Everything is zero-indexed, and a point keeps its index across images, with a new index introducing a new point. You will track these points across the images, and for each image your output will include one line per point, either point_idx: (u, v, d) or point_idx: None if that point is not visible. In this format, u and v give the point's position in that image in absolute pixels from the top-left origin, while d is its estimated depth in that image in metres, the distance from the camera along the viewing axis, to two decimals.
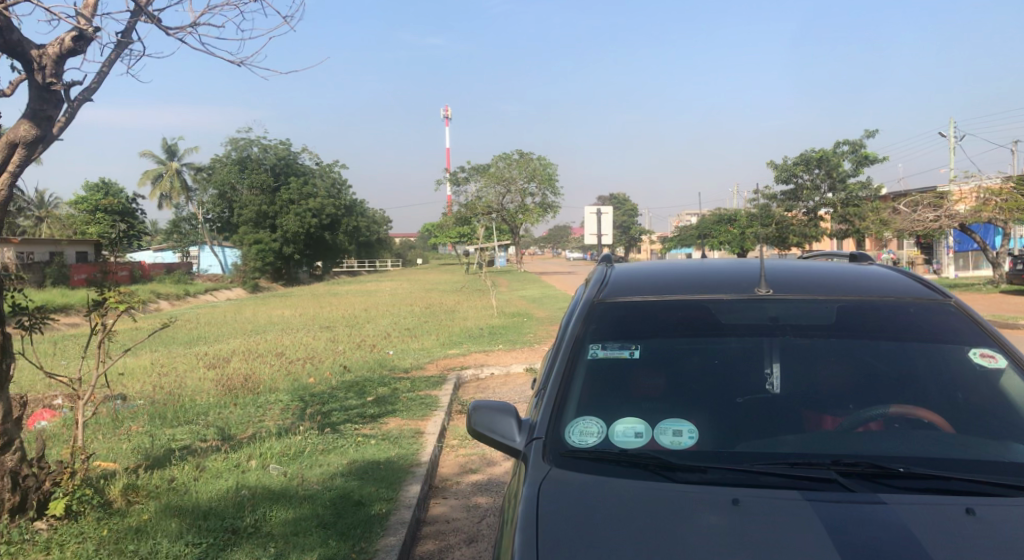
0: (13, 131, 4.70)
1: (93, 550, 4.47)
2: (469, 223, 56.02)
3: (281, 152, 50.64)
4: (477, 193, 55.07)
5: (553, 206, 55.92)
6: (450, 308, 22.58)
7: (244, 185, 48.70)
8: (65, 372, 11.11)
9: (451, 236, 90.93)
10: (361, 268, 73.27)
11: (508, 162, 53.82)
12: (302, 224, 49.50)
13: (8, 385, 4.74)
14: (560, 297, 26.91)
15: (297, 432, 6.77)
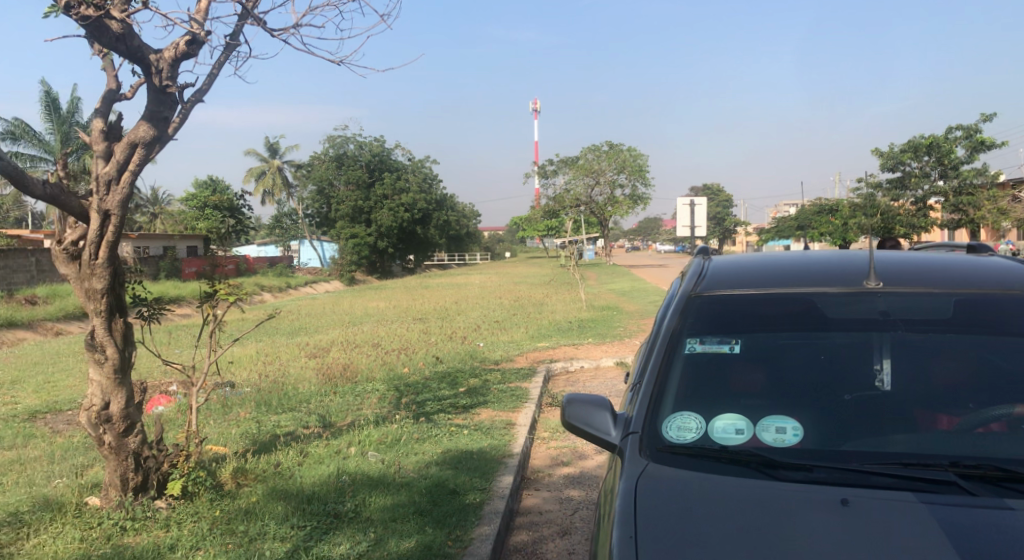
0: (133, 132, 5.00)
1: (207, 530, 4.76)
2: (558, 215, 55.95)
3: (376, 148, 51.68)
4: (567, 185, 54.74)
5: (646, 198, 55.04)
6: (540, 302, 22.53)
7: (341, 181, 50.34)
8: (179, 360, 11.79)
9: (540, 230, 91.45)
10: (452, 262, 74.58)
11: (598, 153, 53.19)
12: (396, 218, 50.54)
13: (131, 372, 5.08)
14: (650, 291, 26.47)
15: (393, 421, 6.93)
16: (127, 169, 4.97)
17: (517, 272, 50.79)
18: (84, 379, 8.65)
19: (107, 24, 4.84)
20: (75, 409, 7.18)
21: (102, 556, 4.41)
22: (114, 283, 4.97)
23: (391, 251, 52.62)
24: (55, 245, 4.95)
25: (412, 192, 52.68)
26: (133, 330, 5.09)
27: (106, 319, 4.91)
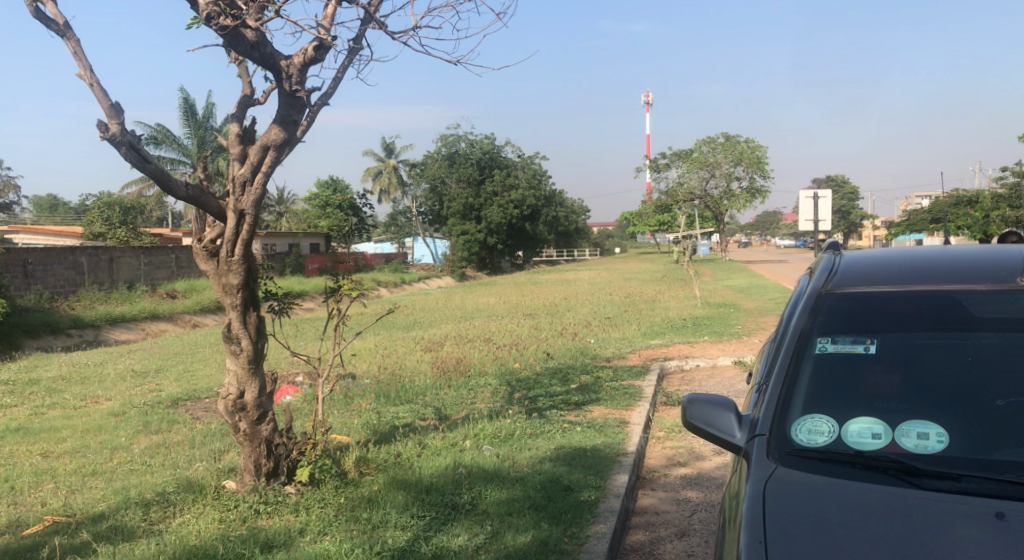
0: (265, 136, 5.27)
1: (333, 516, 4.97)
2: (671, 210, 54.87)
3: (487, 145, 52.52)
4: (680, 178, 53.57)
5: (763, 191, 53.04)
6: (652, 298, 22.21)
7: (453, 179, 51.51)
8: (304, 352, 12.39)
9: (651, 225, 90.12)
10: (560, 258, 74.76)
11: (713, 145, 51.63)
12: (505, 215, 50.95)
13: (263, 362, 5.36)
14: (769, 288, 25.53)
15: (506, 416, 7.00)
16: (259, 171, 5.25)
17: (626, 268, 50.15)
18: (219, 369, 9.24)
19: (243, 33, 5.10)
20: (211, 396, 7.67)
21: (240, 537, 4.69)
22: (248, 278, 5.26)
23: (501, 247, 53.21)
24: (195, 242, 5.29)
25: (522, 189, 52.72)
26: (265, 323, 5.37)
27: (241, 312, 5.20)
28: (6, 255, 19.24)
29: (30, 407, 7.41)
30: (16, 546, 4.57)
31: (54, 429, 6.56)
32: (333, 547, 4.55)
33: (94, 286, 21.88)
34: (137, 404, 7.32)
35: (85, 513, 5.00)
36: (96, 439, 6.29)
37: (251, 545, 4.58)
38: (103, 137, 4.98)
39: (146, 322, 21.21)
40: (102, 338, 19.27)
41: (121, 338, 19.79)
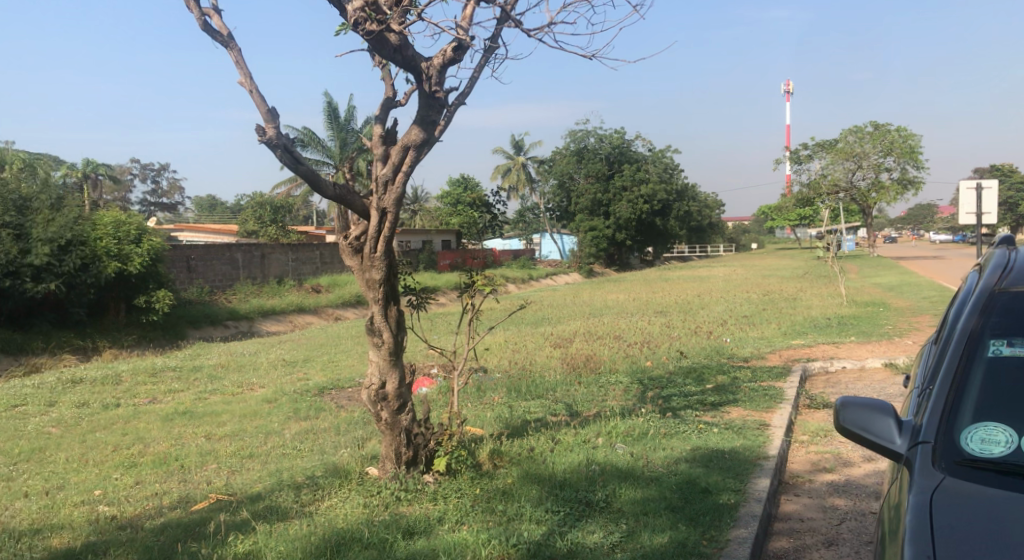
0: (406, 136, 5.45)
1: (469, 506, 5.08)
2: (814, 204, 51.78)
3: (616, 140, 51.63)
4: (822, 171, 50.61)
5: (915, 182, 49.34)
6: (792, 296, 21.25)
7: (581, 175, 51.35)
8: (440, 345, 12.79)
9: (790, 221, 86.27)
10: (691, 255, 73.06)
11: (860, 136, 48.41)
12: (635, 211, 50.05)
13: (403, 354, 5.55)
14: (925, 286, 23.71)
15: (639, 414, 6.91)
16: (401, 171, 5.44)
17: (760, 265, 48.01)
18: (361, 361, 9.68)
19: (387, 37, 5.28)
20: (354, 386, 8.05)
21: (383, 522, 4.89)
22: (389, 273, 5.46)
23: (630, 242, 52.44)
24: (341, 239, 5.56)
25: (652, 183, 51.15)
26: (405, 316, 5.55)
27: (383, 306, 5.40)
28: (173, 251, 20.86)
29: (195, 392, 8.06)
30: (185, 521, 4.99)
31: (215, 413, 7.10)
32: (471, 536, 4.65)
33: (248, 281, 23.52)
34: (287, 391, 7.78)
35: (243, 493, 5.37)
36: (252, 423, 6.74)
37: (394, 530, 4.76)
38: (261, 140, 5.33)
39: (293, 315, 22.62)
40: (255, 330, 20.76)
41: (272, 330, 21.22)
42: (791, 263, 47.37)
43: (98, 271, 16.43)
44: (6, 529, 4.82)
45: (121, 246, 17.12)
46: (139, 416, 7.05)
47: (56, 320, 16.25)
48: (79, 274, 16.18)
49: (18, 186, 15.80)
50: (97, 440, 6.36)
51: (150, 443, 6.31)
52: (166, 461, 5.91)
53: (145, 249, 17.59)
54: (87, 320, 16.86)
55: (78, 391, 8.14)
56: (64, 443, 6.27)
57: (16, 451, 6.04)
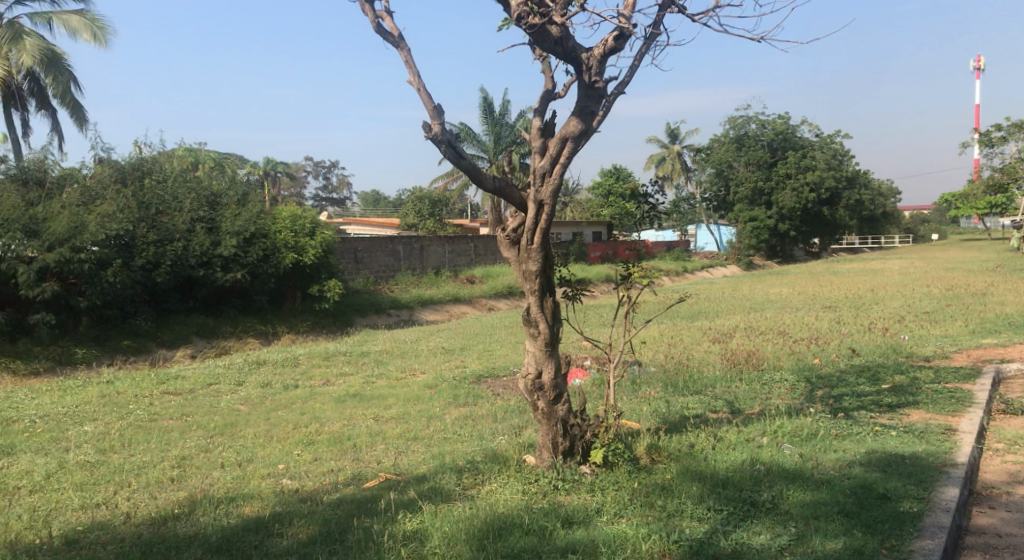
0: (565, 127, 5.44)
1: (628, 499, 5.04)
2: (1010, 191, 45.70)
3: (781, 125, 45.33)
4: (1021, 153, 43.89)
5: None
6: (983, 292, 19.30)
7: (741, 162, 45.78)
8: (597, 336, 12.74)
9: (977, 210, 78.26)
10: (862, 246, 68.15)
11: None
12: (799, 200, 43.93)
13: (559, 345, 5.59)
14: None
15: (807, 414, 6.58)
16: (559, 162, 5.43)
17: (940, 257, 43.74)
18: (518, 351, 9.85)
19: (549, 29, 5.34)
20: (510, 375, 8.20)
21: (542, 510, 4.95)
22: (545, 265, 5.50)
23: (793, 235, 46.31)
24: (500, 232, 5.70)
25: (819, 171, 44.55)
26: (561, 308, 5.58)
27: (539, 297, 5.46)
28: (342, 244, 22.10)
29: (363, 376, 8.54)
30: (357, 498, 5.30)
31: (382, 397, 7.48)
32: (630, 530, 4.61)
33: (408, 271, 24.53)
34: (447, 378, 8.07)
35: (409, 474, 5.62)
36: (416, 407, 7.05)
37: (553, 519, 4.81)
38: (427, 136, 5.50)
39: (449, 305, 23.40)
40: (416, 318, 21.71)
41: (430, 318, 22.04)
42: (977, 256, 42.82)
43: (277, 262, 17.86)
44: (207, 495, 5.34)
45: (297, 238, 18.49)
46: (314, 397, 7.56)
47: (242, 306, 17.68)
48: (261, 263, 17.63)
49: (210, 185, 17.75)
50: (280, 418, 6.88)
51: (325, 422, 6.75)
52: (340, 440, 6.29)
53: (317, 241, 18.90)
54: (268, 307, 18.26)
55: (262, 371, 8.86)
56: (252, 420, 6.84)
57: (212, 425, 6.66)
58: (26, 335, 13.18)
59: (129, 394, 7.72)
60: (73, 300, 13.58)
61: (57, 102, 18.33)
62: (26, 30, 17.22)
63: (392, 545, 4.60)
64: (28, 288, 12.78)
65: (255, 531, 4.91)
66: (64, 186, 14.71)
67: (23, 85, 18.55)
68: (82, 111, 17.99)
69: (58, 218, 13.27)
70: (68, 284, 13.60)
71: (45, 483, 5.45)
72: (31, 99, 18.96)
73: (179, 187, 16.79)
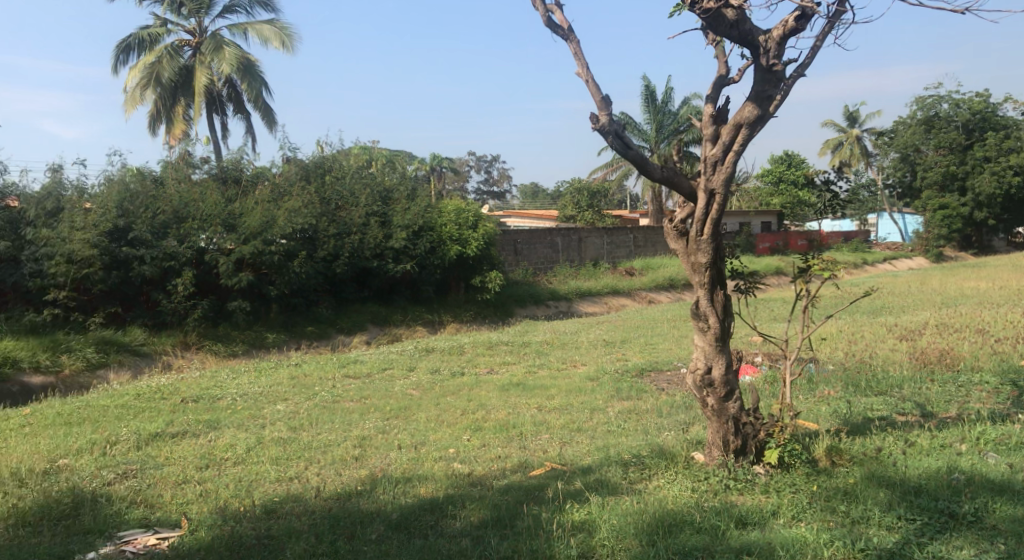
0: (739, 113, 5.20)
1: (807, 503, 4.80)
2: None
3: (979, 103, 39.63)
4: None
5: None
6: None
7: (930, 146, 40.89)
8: (770, 330, 12.22)
9: None
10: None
11: None
12: (1001, 185, 38.31)
13: (731, 340, 5.41)
14: None
15: (1015, 421, 5.98)
16: (732, 150, 5.21)
17: None
18: (682, 345, 9.68)
19: (724, 13, 5.18)
20: (674, 369, 8.08)
21: (714, 508, 4.82)
22: (716, 257, 5.33)
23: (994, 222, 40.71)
24: (667, 223, 5.58)
25: None
26: (732, 301, 5.39)
27: (710, 290, 5.30)
28: (503, 236, 22.65)
29: (526, 365, 8.73)
30: (525, 485, 5.40)
31: (545, 387, 7.60)
32: (811, 535, 4.39)
33: (567, 263, 24.83)
34: (609, 370, 8.07)
35: (575, 464, 5.66)
36: (579, 399, 7.10)
37: (726, 518, 4.68)
38: (594, 128, 5.37)
39: (609, 297, 23.50)
40: (574, 310, 21.90)
41: (589, 310, 22.22)
42: None
43: (443, 253, 18.43)
44: (385, 475, 5.65)
45: (460, 231, 18.77)
46: (480, 385, 7.80)
47: (410, 296, 18.59)
48: (428, 256, 18.31)
49: (384, 180, 18.62)
50: (448, 404, 7.15)
51: (491, 409, 6.94)
52: (506, 428, 6.45)
53: (481, 233, 19.10)
54: (434, 297, 19.05)
55: (431, 358, 9.28)
56: (423, 404, 7.16)
57: (387, 408, 7.03)
58: (225, 320, 14.68)
59: (314, 376, 8.35)
60: (264, 288, 15.02)
61: (250, 106, 19.97)
62: (224, 40, 19.04)
63: (561, 533, 4.64)
64: (228, 278, 14.29)
65: (431, 511, 5.14)
66: (257, 184, 16.27)
67: (222, 90, 20.35)
68: (272, 114, 19.47)
69: (253, 214, 14.79)
70: (262, 273, 15.11)
71: (246, 455, 5.99)
72: (229, 104, 20.67)
73: (356, 182, 17.90)
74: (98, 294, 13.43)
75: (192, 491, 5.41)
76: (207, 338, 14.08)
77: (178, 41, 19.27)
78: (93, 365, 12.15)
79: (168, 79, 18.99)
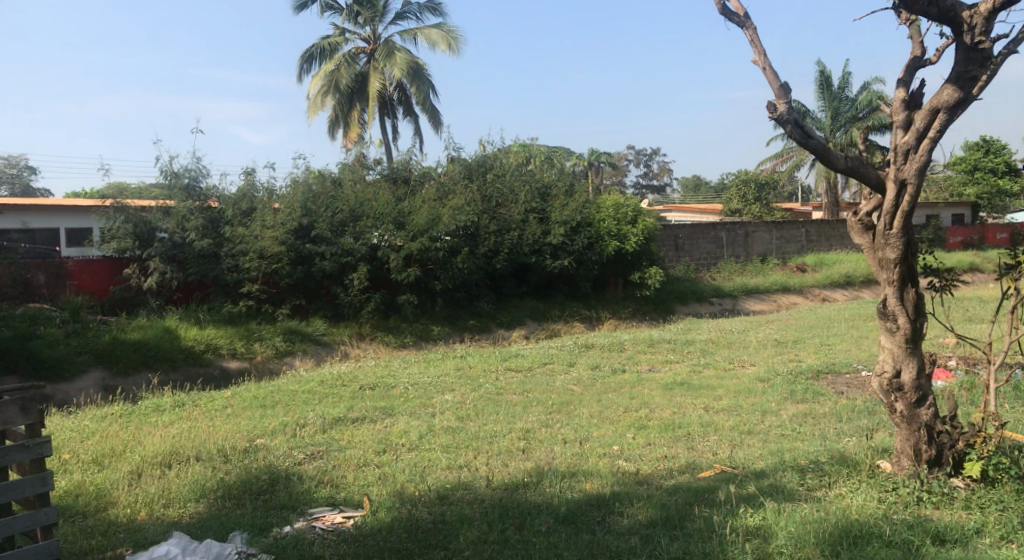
0: (938, 97, 4.80)
1: (1017, 522, 4.36)
2: None
3: None
4: None
5: None
6: None
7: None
8: (968, 333, 11.21)
9: None
10: None
11: None
12: None
13: (925, 342, 5.02)
14: None
15: None
16: (928, 137, 4.82)
17: None
18: (862, 346, 9.13)
19: None
20: (852, 372, 7.65)
21: (906, 522, 4.47)
22: (907, 252, 4.96)
23: None
24: (850, 217, 5.28)
25: None
26: (925, 300, 5.00)
27: (899, 288, 4.95)
28: (663, 232, 22.51)
29: (690, 364, 8.59)
30: (695, 486, 5.27)
31: (711, 387, 7.43)
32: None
33: (732, 259, 24.23)
34: (780, 372, 7.76)
35: (746, 468, 5.47)
36: (748, 400, 6.89)
37: (920, 533, 4.32)
38: (772, 117, 5.10)
39: (779, 294, 22.64)
40: (739, 308, 21.26)
41: (757, 308, 21.52)
42: None
43: (601, 249, 18.43)
44: (551, 468, 5.71)
45: (620, 227, 18.81)
46: (643, 383, 7.74)
47: (568, 292, 18.62)
48: (587, 252, 18.33)
49: (543, 176, 18.79)
50: (611, 401, 7.15)
51: (654, 408, 6.87)
52: (672, 427, 6.35)
53: (639, 229, 18.95)
54: (593, 292, 18.98)
55: (591, 354, 9.31)
56: (585, 400, 7.21)
57: (550, 402, 7.12)
58: (395, 312, 15.55)
59: (478, 368, 8.61)
60: (431, 282, 15.70)
61: (419, 108, 20.83)
62: (396, 46, 20.19)
63: (736, 537, 4.49)
64: (398, 272, 15.14)
65: (598, 507, 5.14)
66: (424, 183, 16.87)
67: (393, 94, 21.25)
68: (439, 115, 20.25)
69: (420, 212, 15.48)
70: (428, 268, 15.80)
71: (419, 442, 6.27)
72: (399, 107, 21.57)
73: (516, 179, 18.19)
74: (284, 287, 14.58)
75: (372, 474, 5.74)
76: (379, 330, 15.09)
77: (355, 49, 20.53)
78: (281, 352, 13.39)
79: (345, 86, 20.27)
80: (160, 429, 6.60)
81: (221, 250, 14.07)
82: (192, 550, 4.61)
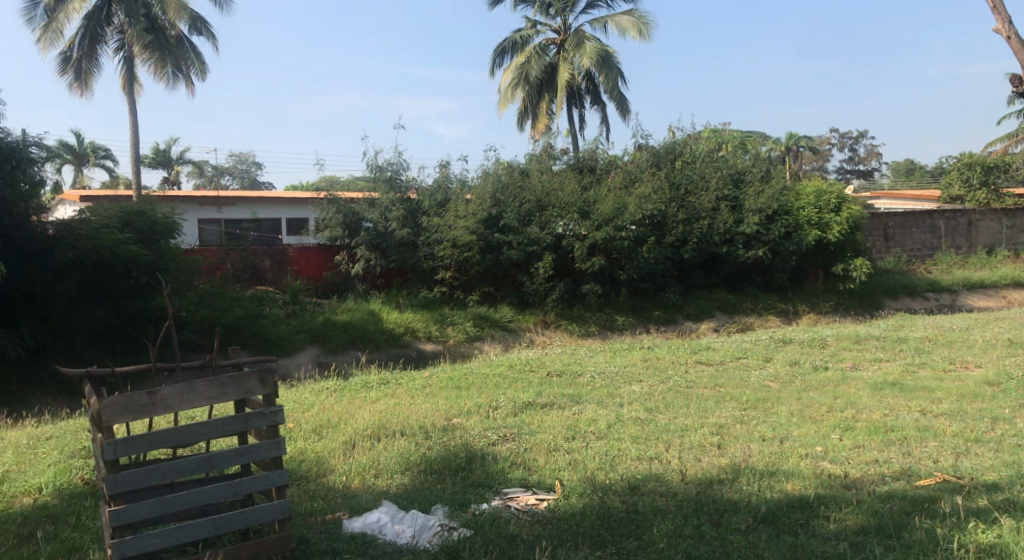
0: None
1: None
2: None
3: None
4: None
5: None
6: None
7: None
8: None
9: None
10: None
11: None
12: None
13: None
14: None
15: None
16: None
17: None
18: None
19: None
20: None
21: None
22: None
23: None
24: None
25: None
26: None
27: None
28: (871, 220, 21.11)
29: (903, 363, 7.97)
30: (912, 495, 4.87)
31: (929, 389, 6.87)
32: None
33: (953, 250, 22.19)
34: (1014, 376, 7.01)
35: (974, 479, 4.98)
36: (974, 406, 6.29)
37: None
38: None
39: (1010, 290, 20.42)
40: (959, 304, 19.47)
41: (982, 305, 19.54)
42: None
43: (800, 239, 17.46)
44: (748, 466, 5.51)
45: (821, 215, 17.67)
46: (848, 381, 7.29)
47: (762, 284, 18.06)
48: (782, 241, 17.48)
49: (736, 162, 18.12)
50: (812, 399, 6.80)
51: (862, 409, 6.45)
52: (882, 430, 5.94)
53: (843, 218, 17.62)
54: (790, 285, 18.24)
55: (790, 349, 8.89)
56: (783, 397, 6.91)
57: (744, 398, 6.89)
58: (579, 302, 15.71)
59: (667, 360, 8.51)
60: (615, 272, 15.69)
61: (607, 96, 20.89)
62: (586, 35, 20.34)
63: (966, 553, 4.10)
64: (582, 262, 15.32)
65: (801, 509, 4.88)
66: (610, 172, 17.00)
67: (582, 84, 21.60)
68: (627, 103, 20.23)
69: (605, 201, 15.50)
70: (612, 258, 15.83)
71: (609, 430, 6.29)
72: (587, 96, 21.92)
73: (706, 166, 17.68)
74: (475, 275, 15.21)
75: (562, 459, 5.82)
76: (563, 318, 15.36)
77: (545, 40, 20.98)
78: (471, 338, 14.03)
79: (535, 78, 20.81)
80: (368, 404, 7.12)
81: (418, 239, 14.98)
82: (400, 519, 4.95)
